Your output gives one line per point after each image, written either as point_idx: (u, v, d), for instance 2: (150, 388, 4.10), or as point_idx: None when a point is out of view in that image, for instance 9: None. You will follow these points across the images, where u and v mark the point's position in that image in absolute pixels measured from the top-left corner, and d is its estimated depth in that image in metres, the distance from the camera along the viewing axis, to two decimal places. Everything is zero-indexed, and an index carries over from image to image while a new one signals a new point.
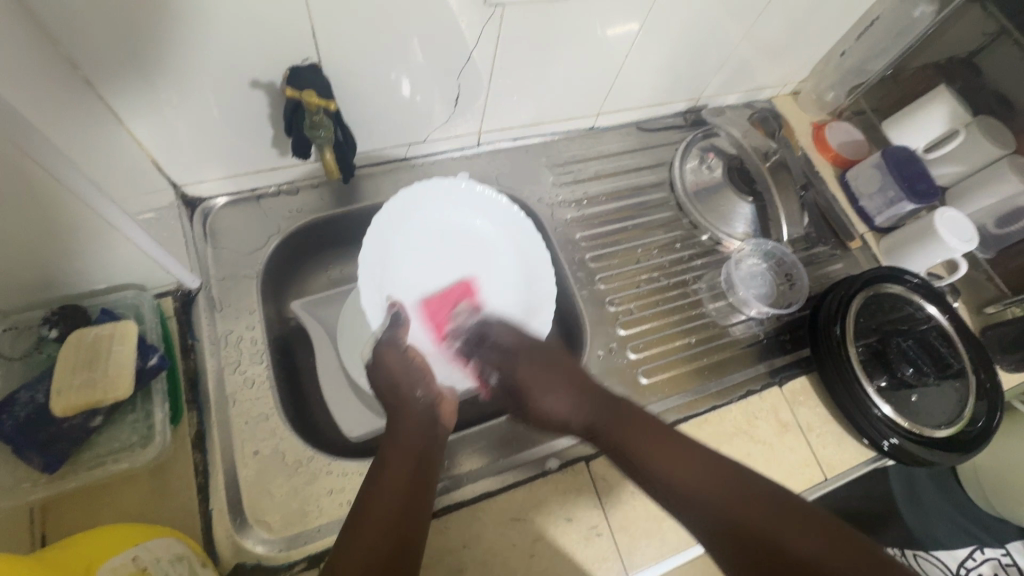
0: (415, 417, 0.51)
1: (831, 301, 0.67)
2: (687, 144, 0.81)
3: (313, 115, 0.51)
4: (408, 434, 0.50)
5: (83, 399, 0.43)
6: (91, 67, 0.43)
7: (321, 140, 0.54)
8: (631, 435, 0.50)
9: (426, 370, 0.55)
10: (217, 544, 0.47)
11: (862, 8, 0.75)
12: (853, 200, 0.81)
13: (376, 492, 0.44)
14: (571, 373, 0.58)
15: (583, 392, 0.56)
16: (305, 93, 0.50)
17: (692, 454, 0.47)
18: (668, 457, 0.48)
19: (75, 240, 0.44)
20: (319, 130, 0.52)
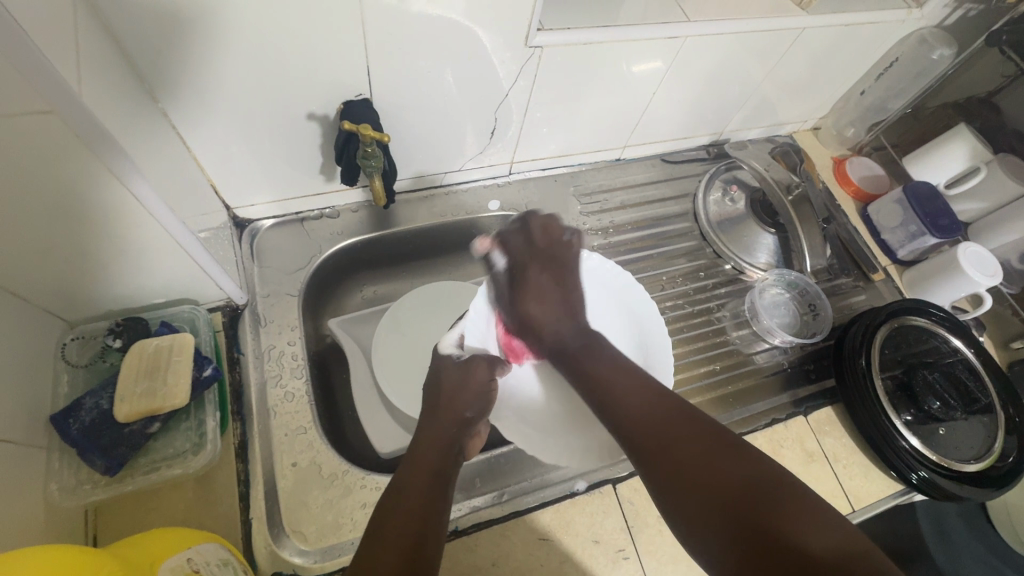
0: (438, 439, 0.50)
1: (857, 330, 0.68)
2: (711, 176, 0.83)
3: (367, 146, 0.55)
4: (427, 451, 0.49)
5: (145, 406, 0.46)
6: (161, 86, 0.47)
7: (371, 168, 0.57)
8: (606, 365, 0.52)
9: (486, 392, 0.55)
10: (256, 553, 0.49)
11: (880, 51, 0.78)
12: (875, 233, 0.83)
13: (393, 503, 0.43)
14: (571, 296, 0.60)
15: (572, 317, 0.59)
16: (362, 126, 0.53)
17: (663, 405, 0.47)
18: (650, 412, 0.47)
19: (147, 256, 0.47)
20: (371, 159, 0.56)
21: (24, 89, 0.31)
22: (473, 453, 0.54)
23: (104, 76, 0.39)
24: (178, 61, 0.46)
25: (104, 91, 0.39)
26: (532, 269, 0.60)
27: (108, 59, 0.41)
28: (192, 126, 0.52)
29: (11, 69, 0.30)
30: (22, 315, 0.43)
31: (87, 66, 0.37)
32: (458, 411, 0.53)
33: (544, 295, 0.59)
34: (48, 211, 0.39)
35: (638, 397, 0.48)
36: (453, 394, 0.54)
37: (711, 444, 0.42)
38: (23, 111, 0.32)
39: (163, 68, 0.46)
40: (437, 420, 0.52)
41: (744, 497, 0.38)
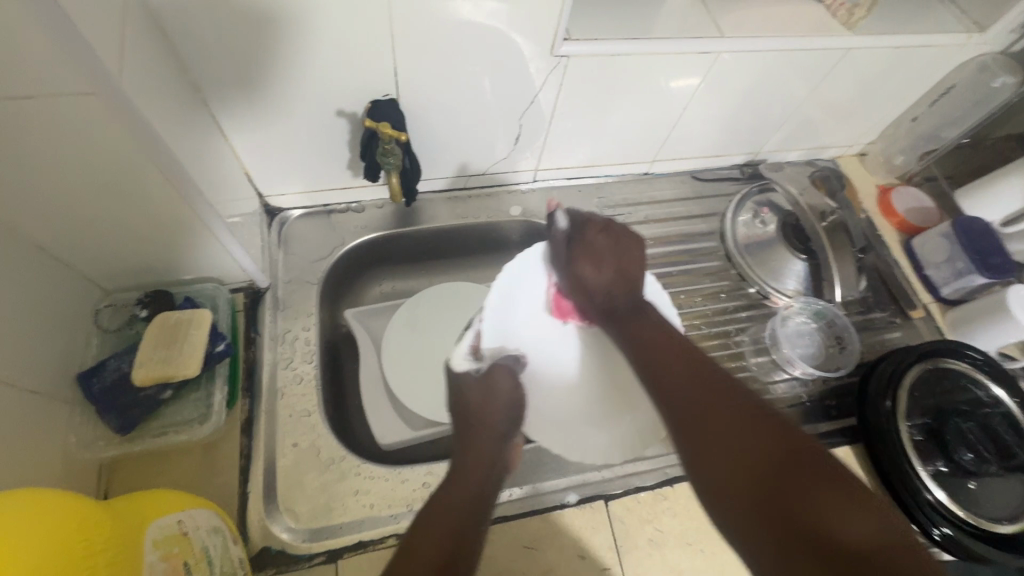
0: (478, 456, 0.49)
1: (883, 372, 0.64)
2: (742, 196, 0.80)
3: (386, 144, 0.57)
4: (467, 472, 0.47)
5: (161, 373, 0.48)
6: (202, 74, 0.50)
7: (390, 166, 0.60)
8: (651, 335, 0.52)
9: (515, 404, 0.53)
10: (249, 525, 0.51)
11: (935, 76, 0.73)
12: (918, 268, 0.78)
13: (429, 528, 0.42)
14: (629, 268, 0.55)
15: (620, 269, 0.55)
16: (382, 124, 0.56)
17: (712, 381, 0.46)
18: (698, 390, 0.46)
19: (179, 237, 0.51)
20: (389, 157, 0.58)
21: (68, 74, 0.34)
22: (514, 464, 0.54)
23: (148, 64, 0.42)
24: (219, 54, 0.49)
25: (148, 78, 0.42)
26: (588, 229, 0.56)
27: (154, 48, 0.44)
28: (230, 117, 0.55)
29: (66, 57, 0.33)
30: (58, 278, 0.47)
31: (135, 57, 0.40)
32: (492, 428, 0.51)
33: (600, 255, 0.55)
34: (97, 185, 0.42)
35: (678, 369, 0.48)
36: (485, 410, 0.52)
37: (767, 434, 0.41)
38: (67, 90, 0.35)
39: (206, 59, 0.49)
40: (473, 438, 0.50)
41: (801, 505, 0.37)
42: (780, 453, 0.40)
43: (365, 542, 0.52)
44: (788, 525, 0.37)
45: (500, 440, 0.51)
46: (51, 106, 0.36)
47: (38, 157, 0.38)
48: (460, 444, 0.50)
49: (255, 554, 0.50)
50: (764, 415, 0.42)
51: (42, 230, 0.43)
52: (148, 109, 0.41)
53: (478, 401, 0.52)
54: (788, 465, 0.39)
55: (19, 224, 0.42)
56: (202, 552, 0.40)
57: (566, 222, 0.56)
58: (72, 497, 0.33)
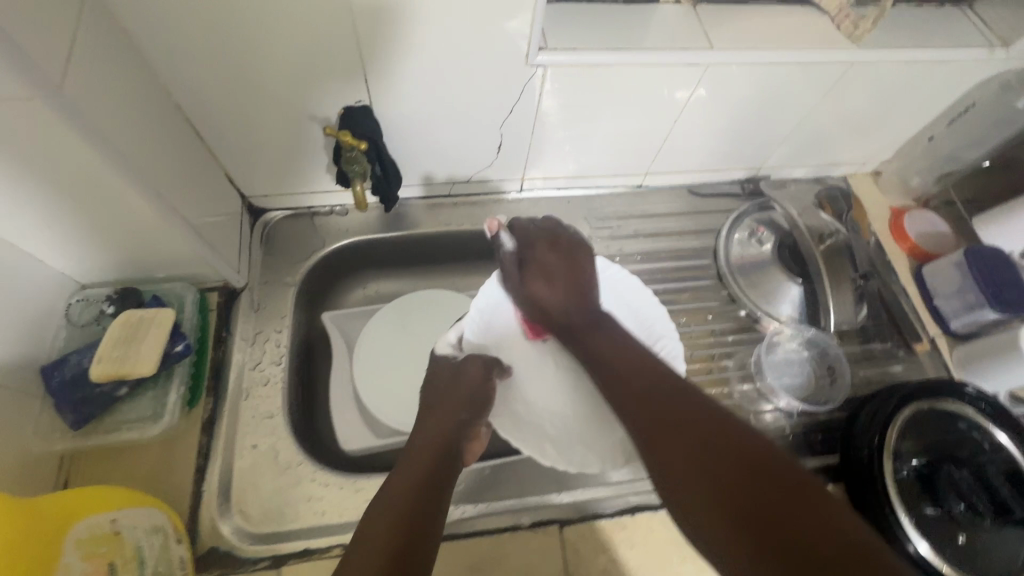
0: (433, 436, 0.52)
1: (871, 409, 0.60)
2: (740, 213, 0.77)
3: (348, 152, 0.57)
4: (420, 450, 0.51)
5: (116, 369, 0.49)
6: (171, 77, 0.51)
7: (355, 173, 0.60)
8: (614, 347, 0.55)
9: (478, 399, 0.56)
10: (199, 525, 0.52)
11: (954, 93, 0.68)
12: (927, 298, 0.73)
13: (384, 499, 0.46)
14: (581, 288, 0.60)
15: (578, 294, 0.60)
16: (343, 133, 0.56)
17: (663, 386, 0.49)
18: (654, 398, 0.49)
19: (144, 238, 0.51)
20: (353, 164, 0.59)
21: (11, 83, 0.34)
22: (474, 456, 0.55)
23: (101, 68, 0.42)
24: (188, 58, 0.49)
25: (100, 83, 0.42)
26: (538, 246, 0.62)
27: (111, 51, 0.44)
28: (203, 120, 0.56)
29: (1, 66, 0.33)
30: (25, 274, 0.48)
31: (81, 62, 0.40)
32: (451, 413, 0.54)
33: (551, 273, 0.61)
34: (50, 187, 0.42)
35: (646, 386, 0.50)
36: (446, 395, 0.56)
37: (711, 429, 0.44)
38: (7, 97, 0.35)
39: (174, 62, 0.50)
40: (430, 422, 0.54)
41: (743, 489, 0.40)
42: (744, 458, 0.41)
43: (312, 550, 0.52)
44: (754, 523, 0.38)
45: (461, 424, 0.54)
46: None
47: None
48: (418, 428, 0.54)
49: (202, 554, 0.51)
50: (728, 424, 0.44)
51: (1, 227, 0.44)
52: (91, 116, 0.40)
53: (445, 384, 0.57)
54: (729, 454, 0.42)
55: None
56: (134, 552, 0.42)
57: (508, 244, 0.60)
58: None
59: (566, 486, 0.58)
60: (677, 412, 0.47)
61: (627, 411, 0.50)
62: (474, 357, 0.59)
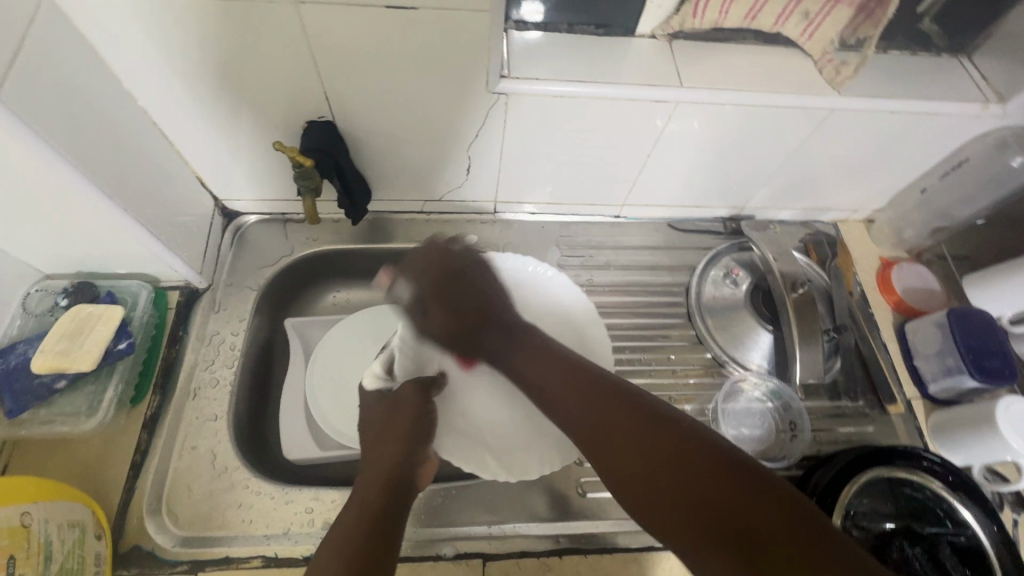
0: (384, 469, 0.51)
1: (822, 471, 0.57)
2: (716, 252, 0.75)
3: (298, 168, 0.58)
4: (370, 484, 0.50)
5: (56, 362, 0.50)
6: (136, 82, 0.52)
7: (306, 186, 0.61)
8: (538, 357, 0.54)
9: (419, 419, 0.56)
10: (126, 522, 0.52)
11: (947, 146, 0.66)
12: (907, 357, 0.69)
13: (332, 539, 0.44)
14: (479, 300, 0.60)
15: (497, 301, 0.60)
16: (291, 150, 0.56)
17: (594, 398, 0.47)
18: (588, 410, 0.46)
19: (98, 236, 0.53)
20: (305, 179, 0.60)
21: None
22: (428, 479, 0.54)
23: (55, 73, 0.44)
24: (155, 67, 0.51)
25: (52, 87, 0.43)
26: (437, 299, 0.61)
27: (70, 56, 0.45)
28: (172, 125, 0.57)
29: None
30: None
31: (27, 64, 0.41)
32: (396, 441, 0.54)
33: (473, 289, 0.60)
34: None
35: (580, 394, 0.48)
36: (390, 424, 0.55)
37: (650, 436, 0.42)
38: None
39: (140, 70, 0.51)
40: (378, 452, 0.53)
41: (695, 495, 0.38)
42: (686, 463, 0.39)
43: (233, 559, 0.52)
44: (714, 528, 0.36)
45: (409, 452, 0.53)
46: None
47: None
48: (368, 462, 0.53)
49: (124, 552, 0.51)
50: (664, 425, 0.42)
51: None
52: (38, 117, 0.41)
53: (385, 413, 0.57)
54: (672, 458, 0.40)
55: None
56: (40, 546, 0.42)
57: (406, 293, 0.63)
58: None
59: (497, 519, 0.58)
60: (612, 423, 0.44)
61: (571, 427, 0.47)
62: (408, 381, 0.59)
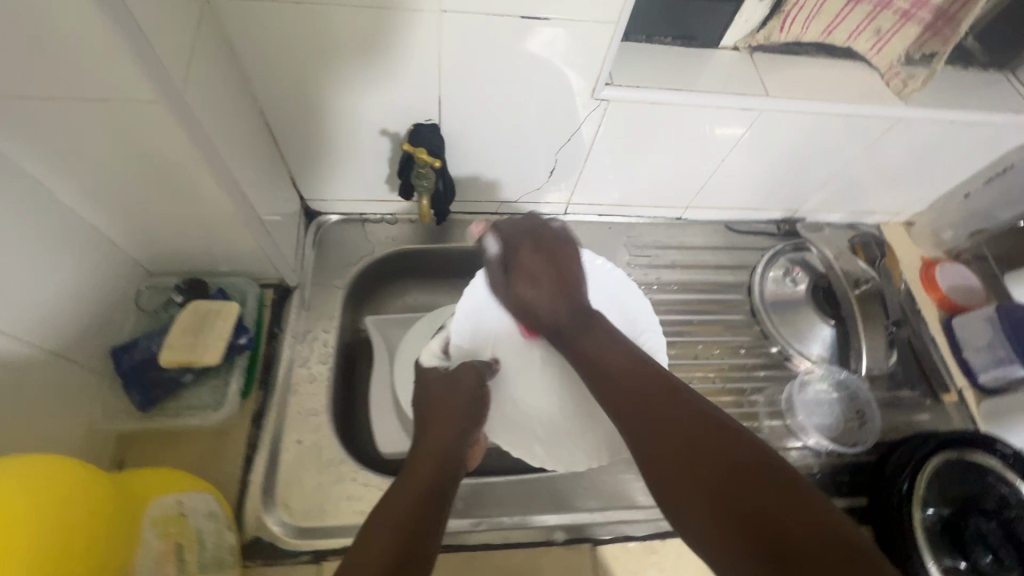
0: (435, 453, 0.51)
1: (904, 450, 0.62)
2: (775, 252, 0.80)
3: (420, 168, 0.59)
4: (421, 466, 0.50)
5: (183, 357, 0.52)
6: (260, 85, 0.54)
7: (421, 189, 0.61)
8: (601, 343, 0.55)
9: (471, 405, 0.56)
10: (245, 515, 0.53)
11: (991, 154, 0.71)
12: (956, 350, 0.74)
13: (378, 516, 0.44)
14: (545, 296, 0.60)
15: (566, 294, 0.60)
16: (419, 150, 0.58)
17: (653, 379, 0.49)
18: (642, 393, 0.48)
19: (218, 233, 0.54)
20: (422, 180, 0.60)
21: (134, 84, 0.37)
22: (473, 461, 0.57)
23: (208, 75, 0.45)
24: (281, 69, 0.52)
25: (209, 88, 0.45)
26: (524, 250, 0.63)
27: (217, 58, 0.47)
28: (281, 126, 0.59)
29: (137, 70, 0.36)
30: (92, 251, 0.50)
31: (196, 71, 0.43)
32: (449, 425, 0.54)
33: (538, 277, 0.61)
34: (137, 177, 0.45)
35: (638, 383, 0.49)
36: (443, 403, 0.56)
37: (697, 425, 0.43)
38: (133, 97, 0.38)
39: (265, 72, 0.52)
40: (432, 432, 0.53)
41: (731, 484, 0.39)
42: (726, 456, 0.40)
43: None
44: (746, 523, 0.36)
45: (458, 438, 0.53)
46: (118, 109, 0.39)
47: (87, 146, 0.41)
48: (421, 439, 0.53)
49: (246, 543, 0.52)
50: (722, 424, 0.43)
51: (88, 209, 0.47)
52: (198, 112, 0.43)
53: (437, 398, 0.57)
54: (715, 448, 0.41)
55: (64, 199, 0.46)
56: (193, 536, 0.43)
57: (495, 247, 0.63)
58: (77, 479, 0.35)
59: (598, 507, 0.60)
60: (662, 405, 0.46)
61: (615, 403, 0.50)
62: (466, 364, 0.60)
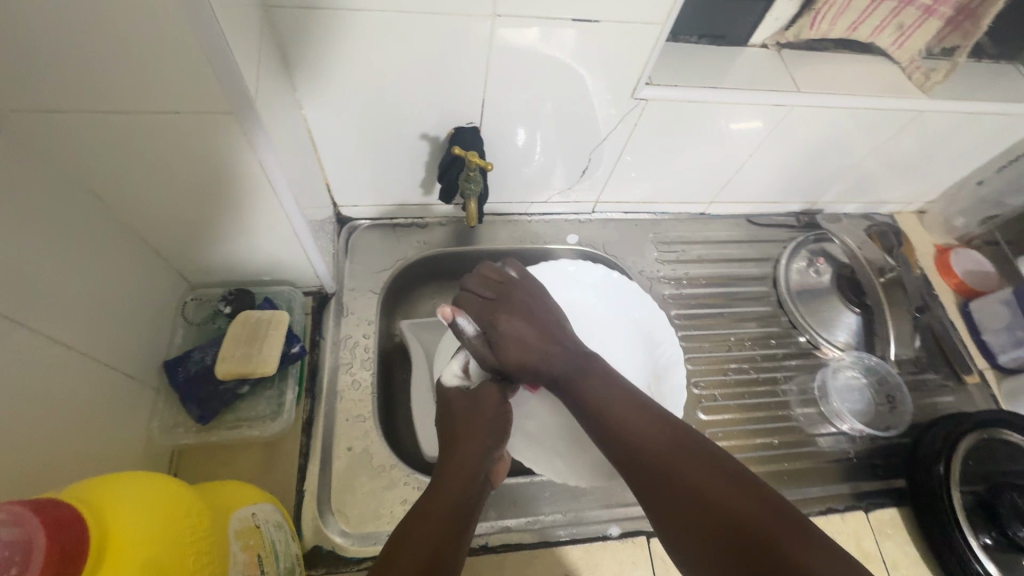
0: (463, 467, 0.51)
1: (939, 431, 0.63)
2: (797, 244, 0.82)
3: (471, 171, 0.59)
4: (451, 483, 0.49)
5: (241, 368, 0.53)
6: (305, 91, 0.53)
7: (470, 192, 0.61)
8: (599, 384, 0.54)
9: (489, 420, 0.55)
10: (303, 523, 0.53)
11: (1005, 143, 0.73)
12: (974, 332, 0.77)
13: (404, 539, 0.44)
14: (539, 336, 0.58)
15: (557, 339, 0.58)
16: (471, 152, 0.58)
17: (650, 417, 0.50)
18: (642, 432, 0.48)
19: (266, 241, 0.54)
20: (471, 183, 0.60)
21: (211, 93, 0.37)
22: (497, 479, 0.55)
23: (270, 86, 0.46)
24: (327, 75, 0.52)
25: (268, 98, 0.45)
26: (517, 294, 0.62)
27: (273, 66, 0.47)
28: (322, 132, 0.58)
29: (218, 81, 0.36)
30: (139, 261, 0.50)
31: (263, 82, 0.43)
32: (474, 440, 0.53)
33: (531, 318, 0.59)
34: (188, 187, 0.45)
35: (639, 426, 0.49)
36: (468, 418, 0.55)
37: (698, 464, 0.44)
38: (210, 109, 0.38)
39: (311, 75, 0.52)
40: (460, 447, 0.52)
41: (732, 522, 0.39)
42: (726, 494, 0.41)
43: None
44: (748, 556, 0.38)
45: (484, 455, 0.52)
46: (193, 121, 0.39)
47: (147, 154, 0.41)
48: (447, 454, 0.53)
49: (307, 552, 0.52)
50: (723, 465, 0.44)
51: (136, 218, 0.47)
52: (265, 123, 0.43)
53: (462, 415, 0.55)
54: (713, 488, 0.42)
55: (117, 210, 0.46)
56: (271, 546, 0.43)
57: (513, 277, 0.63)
58: (186, 491, 0.35)
59: None
60: (659, 445, 0.47)
61: (612, 442, 0.50)
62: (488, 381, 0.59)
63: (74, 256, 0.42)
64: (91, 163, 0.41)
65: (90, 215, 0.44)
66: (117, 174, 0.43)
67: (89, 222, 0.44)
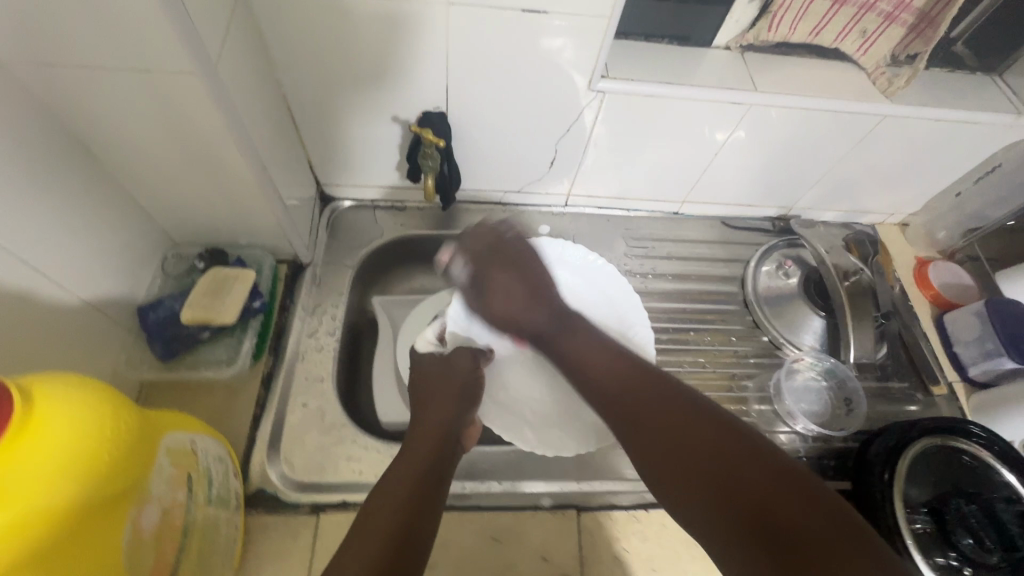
0: (430, 430, 0.53)
1: (887, 438, 0.62)
2: (767, 247, 0.82)
3: (426, 148, 0.65)
4: (419, 445, 0.52)
5: (202, 314, 0.58)
6: (284, 70, 0.59)
7: (428, 169, 0.67)
8: (583, 342, 0.56)
9: (459, 384, 0.58)
10: (251, 467, 0.57)
11: (980, 154, 0.73)
12: (947, 344, 0.75)
13: (377, 504, 0.46)
14: (508, 307, 0.61)
15: (541, 299, 0.61)
16: (425, 131, 0.63)
17: (634, 369, 0.52)
18: (625, 385, 0.51)
19: (238, 205, 0.59)
20: (428, 160, 0.66)
21: (174, 55, 0.42)
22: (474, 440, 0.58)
23: (241, 59, 0.51)
24: (302, 57, 0.58)
25: (239, 71, 0.50)
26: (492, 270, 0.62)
27: (247, 43, 0.52)
28: (302, 111, 0.64)
29: (179, 44, 0.41)
30: (123, 213, 0.55)
31: (230, 56, 0.48)
32: (442, 405, 0.56)
33: (510, 289, 0.61)
34: (165, 145, 0.50)
35: (623, 379, 0.52)
36: (442, 383, 0.58)
37: (680, 415, 0.47)
38: (175, 70, 0.43)
39: (288, 56, 0.57)
40: (427, 411, 0.55)
41: (713, 470, 0.42)
42: (709, 443, 0.44)
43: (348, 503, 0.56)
44: (730, 502, 0.41)
45: (445, 415, 0.55)
46: (161, 80, 0.44)
47: (125, 112, 0.47)
48: (419, 417, 0.55)
49: (250, 493, 0.55)
50: (705, 420, 0.46)
51: (122, 171, 0.53)
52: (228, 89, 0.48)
53: (433, 380, 0.58)
54: (697, 437, 0.45)
55: (103, 163, 0.52)
56: (203, 470, 0.47)
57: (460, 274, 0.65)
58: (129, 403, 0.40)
59: (587, 477, 0.61)
60: (643, 399, 0.50)
61: (598, 393, 0.53)
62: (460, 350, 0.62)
63: (60, 199, 0.48)
64: (78, 116, 0.47)
65: (77, 164, 0.49)
66: (101, 129, 0.48)
67: (76, 171, 0.49)
